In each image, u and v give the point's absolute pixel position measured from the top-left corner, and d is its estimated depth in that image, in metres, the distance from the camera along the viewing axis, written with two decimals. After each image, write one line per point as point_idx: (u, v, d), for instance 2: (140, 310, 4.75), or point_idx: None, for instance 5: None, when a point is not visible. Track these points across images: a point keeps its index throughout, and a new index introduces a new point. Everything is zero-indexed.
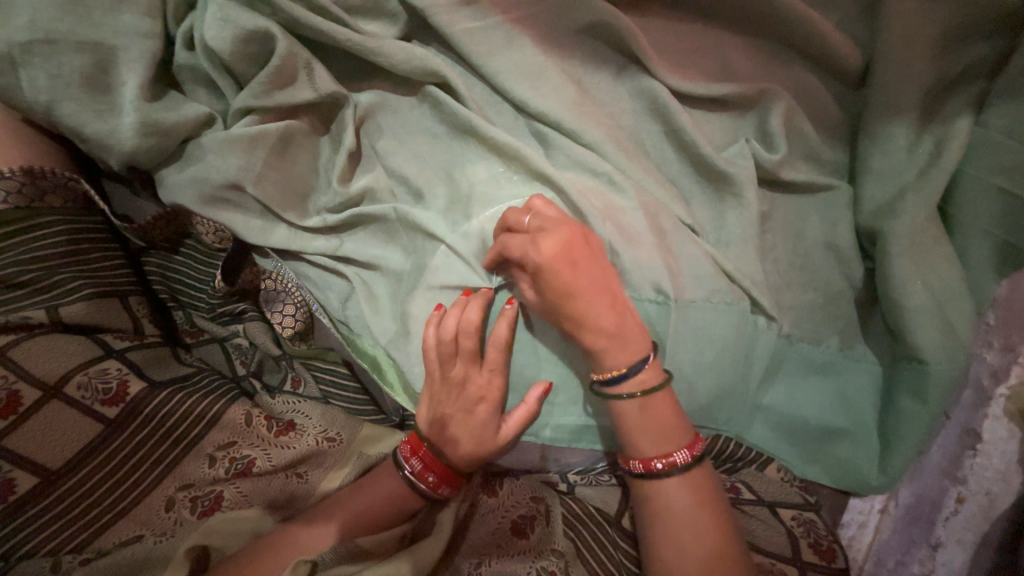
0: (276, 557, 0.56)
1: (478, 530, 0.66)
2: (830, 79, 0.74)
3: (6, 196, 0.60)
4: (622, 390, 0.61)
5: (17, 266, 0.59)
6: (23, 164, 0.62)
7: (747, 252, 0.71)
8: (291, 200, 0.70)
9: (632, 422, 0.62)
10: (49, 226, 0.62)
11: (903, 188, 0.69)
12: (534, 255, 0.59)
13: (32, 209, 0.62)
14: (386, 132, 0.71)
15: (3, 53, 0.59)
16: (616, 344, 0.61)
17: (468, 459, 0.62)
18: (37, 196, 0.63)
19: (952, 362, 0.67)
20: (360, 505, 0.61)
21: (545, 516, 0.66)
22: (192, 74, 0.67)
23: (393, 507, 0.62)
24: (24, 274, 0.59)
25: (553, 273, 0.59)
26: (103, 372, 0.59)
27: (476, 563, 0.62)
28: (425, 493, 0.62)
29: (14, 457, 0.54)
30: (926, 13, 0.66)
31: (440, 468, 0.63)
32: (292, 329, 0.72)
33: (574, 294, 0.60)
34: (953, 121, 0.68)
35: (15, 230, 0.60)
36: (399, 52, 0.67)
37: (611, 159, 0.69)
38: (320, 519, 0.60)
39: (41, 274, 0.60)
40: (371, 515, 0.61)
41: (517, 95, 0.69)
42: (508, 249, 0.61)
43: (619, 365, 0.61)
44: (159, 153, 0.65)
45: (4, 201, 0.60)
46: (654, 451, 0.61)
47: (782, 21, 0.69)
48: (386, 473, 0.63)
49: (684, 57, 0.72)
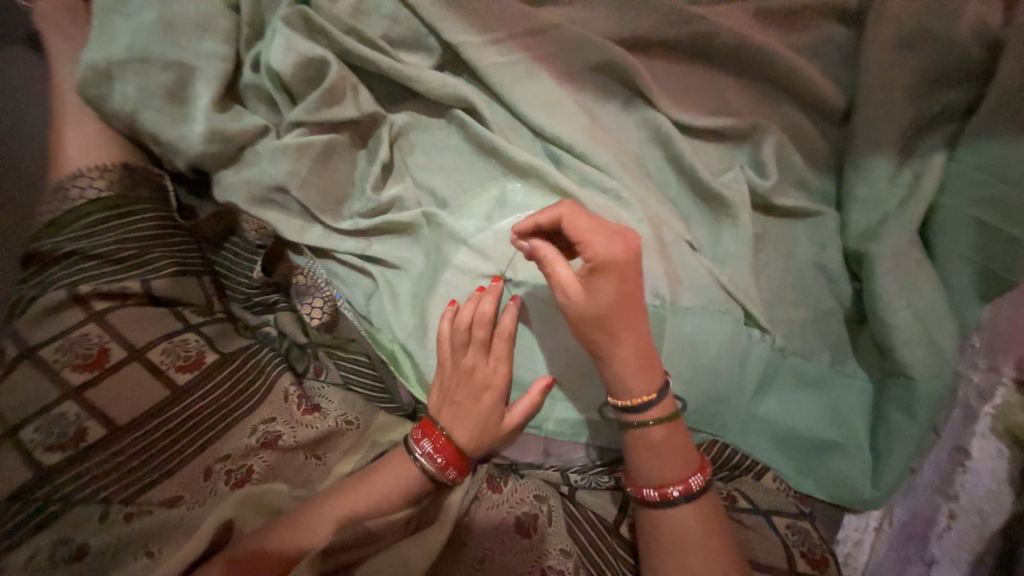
0: (294, 533, 0.59)
1: (482, 524, 0.67)
2: (817, 118, 0.82)
3: (109, 185, 0.71)
4: (642, 417, 0.64)
5: (115, 243, 0.68)
6: (122, 160, 0.74)
7: (742, 269, 0.77)
8: (328, 204, 0.78)
9: (650, 449, 0.65)
10: (141, 212, 0.72)
11: (886, 216, 0.75)
12: (600, 247, 0.59)
13: (130, 198, 0.72)
14: (418, 148, 0.80)
15: (104, 68, 0.70)
16: (632, 366, 0.63)
17: (472, 442, 0.67)
18: (132, 187, 0.73)
19: (938, 378, 0.71)
20: (377, 493, 0.64)
21: (547, 516, 0.68)
22: (254, 91, 0.77)
23: (406, 497, 0.65)
24: (122, 250, 0.68)
25: (602, 277, 0.60)
26: (183, 342, 0.67)
27: (482, 557, 0.65)
28: (433, 475, 0.65)
29: (92, 407, 0.60)
30: (901, 62, 0.74)
31: (448, 451, 0.66)
32: (318, 321, 0.78)
33: (613, 303, 0.61)
34: (927, 157, 0.75)
35: (115, 213, 0.70)
36: (434, 79, 0.77)
37: (618, 178, 0.77)
38: (337, 503, 0.62)
39: (136, 252, 0.69)
40: (384, 503, 0.64)
41: (535, 120, 0.77)
42: (569, 234, 0.60)
43: (635, 388, 0.64)
44: (220, 157, 0.75)
45: (106, 189, 0.70)
46: (669, 478, 0.64)
47: (774, 66, 0.78)
48: (399, 457, 0.66)
49: (685, 94, 0.80)
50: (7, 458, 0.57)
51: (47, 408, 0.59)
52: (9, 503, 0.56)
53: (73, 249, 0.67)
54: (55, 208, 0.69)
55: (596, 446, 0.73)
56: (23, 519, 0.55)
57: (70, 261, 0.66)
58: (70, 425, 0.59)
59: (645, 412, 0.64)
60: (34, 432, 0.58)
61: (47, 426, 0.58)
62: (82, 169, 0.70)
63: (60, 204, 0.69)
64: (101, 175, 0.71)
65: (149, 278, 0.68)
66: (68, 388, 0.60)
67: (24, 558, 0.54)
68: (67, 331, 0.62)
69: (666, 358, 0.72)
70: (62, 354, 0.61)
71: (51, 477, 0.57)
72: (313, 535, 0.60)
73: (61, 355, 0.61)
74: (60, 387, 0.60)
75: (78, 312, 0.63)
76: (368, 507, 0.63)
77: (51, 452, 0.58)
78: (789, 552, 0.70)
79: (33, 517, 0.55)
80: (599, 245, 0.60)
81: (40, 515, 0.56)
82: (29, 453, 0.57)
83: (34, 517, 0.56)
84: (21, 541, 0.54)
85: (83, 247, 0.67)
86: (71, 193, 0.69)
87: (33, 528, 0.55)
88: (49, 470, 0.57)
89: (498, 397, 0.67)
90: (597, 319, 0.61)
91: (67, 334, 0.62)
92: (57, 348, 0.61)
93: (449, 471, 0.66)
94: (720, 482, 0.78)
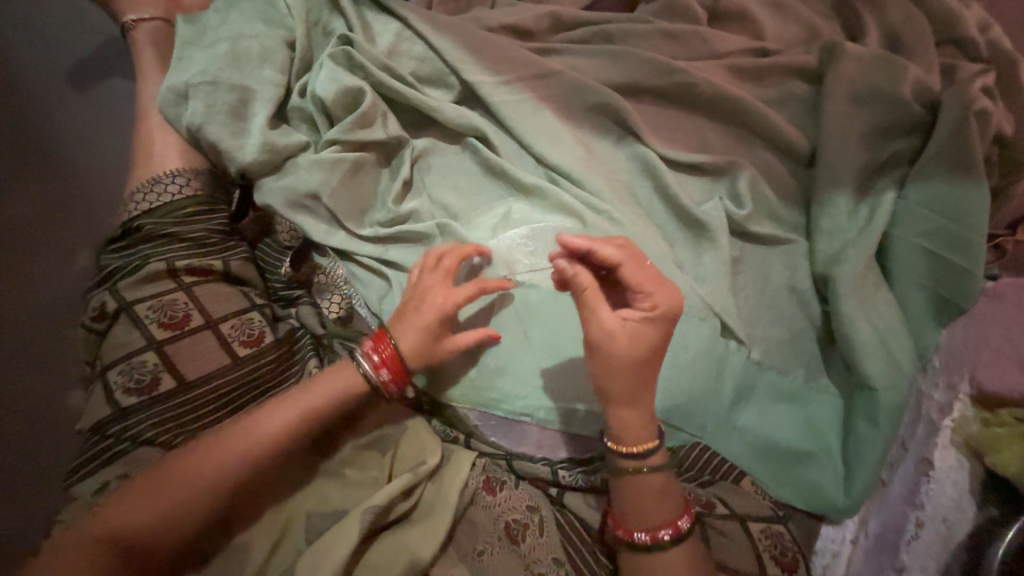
0: (271, 431, 0.69)
1: (478, 523, 0.72)
2: (786, 159, 0.92)
3: (201, 185, 0.86)
4: (642, 463, 0.68)
5: (205, 232, 0.82)
6: (213, 164, 0.89)
7: (721, 286, 0.85)
8: (353, 212, 0.87)
9: (645, 494, 0.68)
10: (221, 210, 0.87)
11: (846, 245, 0.84)
12: (664, 300, 0.66)
13: (215, 197, 0.87)
14: (435, 169, 0.91)
15: (180, 90, 0.85)
16: (639, 409, 0.68)
17: (413, 356, 0.74)
18: (213, 189, 0.88)
19: (899, 390, 0.77)
20: (310, 408, 0.71)
21: (538, 527, 0.72)
22: (299, 114, 0.89)
23: (336, 414, 0.73)
24: (210, 238, 0.82)
25: (650, 328, 0.66)
26: (250, 320, 0.79)
27: (478, 551, 0.70)
28: (370, 377, 0.74)
29: (168, 362, 0.72)
30: (855, 114, 0.87)
31: (390, 360, 0.74)
32: (335, 314, 0.86)
33: (652, 351, 0.66)
34: (882, 195, 0.86)
35: (204, 207, 0.84)
36: (452, 112, 0.89)
37: (608, 202, 0.87)
38: (277, 414, 0.70)
39: (219, 240, 0.83)
40: (315, 417, 0.71)
41: (538, 150, 0.89)
42: (635, 279, 0.66)
43: (639, 435, 0.68)
44: (264, 167, 0.85)
45: (199, 188, 0.85)
46: (660, 523, 0.67)
47: (748, 112, 0.90)
48: (349, 371, 0.75)
49: (671, 134, 0.92)
50: (97, 396, 0.70)
51: (131, 356, 0.71)
52: (94, 432, 0.69)
53: (168, 232, 0.80)
54: (150, 198, 0.82)
55: (584, 438, 0.77)
56: (102, 448, 0.68)
57: (160, 242, 0.79)
58: (147, 373, 0.70)
59: (646, 459, 0.68)
60: (118, 375, 0.70)
61: (128, 373, 0.70)
62: (177, 169, 0.84)
63: (156, 194, 0.82)
64: (194, 176, 0.85)
65: (225, 261, 0.82)
66: (151, 342, 0.72)
67: (102, 478, 0.66)
68: (159, 296, 0.75)
69: None
70: (155, 314, 0.73)
71: (128, 416, 0.68)
72: (279, 433, 0.69)
73: (151, 313, 0.73)
74: (144, 341, 0.72)
75: (170, 283, 0.76)
76: (302, 420, 0.71)
77: (128, 396, 0.69)
78: (761, 557, 0.73)
79: (110, 447, 0.67)
80: (657, 297, 0.66)
81: (116, 447, 0.68)
82: (112, 394, 0.69)
83: (111, 447, 0.67)
84: (102, 465, 0.67)
85: (173, 233, 0.80)
86: (167, 187, 0.83)
87: (109, 456, 0.67)
88: (127, 410, 0.69)
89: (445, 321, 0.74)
90: (630, 361, 0.66)
91: (160, 297, 0.75)
92: (149, 308, 0.74)
93: (387, 380, 0.74)
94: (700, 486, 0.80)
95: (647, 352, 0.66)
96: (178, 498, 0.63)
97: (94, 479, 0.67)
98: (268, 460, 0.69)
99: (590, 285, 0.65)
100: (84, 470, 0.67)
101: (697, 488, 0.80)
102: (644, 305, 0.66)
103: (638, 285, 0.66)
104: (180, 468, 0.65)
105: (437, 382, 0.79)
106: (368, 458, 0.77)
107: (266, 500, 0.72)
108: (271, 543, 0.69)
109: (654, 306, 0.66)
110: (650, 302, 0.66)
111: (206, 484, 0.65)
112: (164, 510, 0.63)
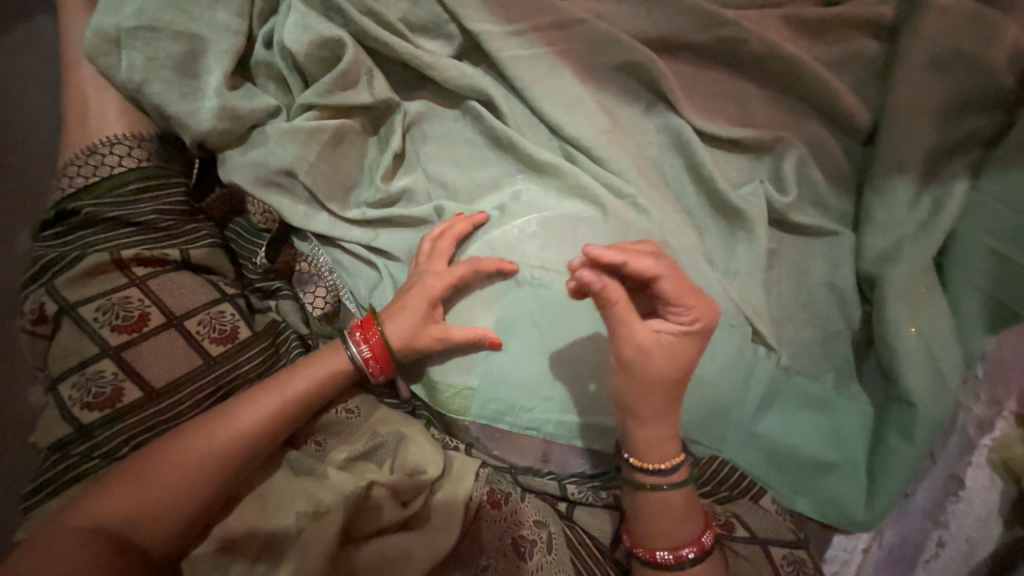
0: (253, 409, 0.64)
1: (483, 538, 0.67)
2: (840, 134, 0.80)
3: (149, 155, 0.73)
4: (662, 481, 0.63)
5: (157, 213, 0.71)
6: (159, 129, 0.76)
7: (753, 284, 0.75)
8: (335, 190, 0.76)
9: (667, 511, 0.63)
10: (175, 186, 0.75)
11: (902, 239, 0.74)
12: (702, 316, 0.58)
13: (167, 170, 0.75)
14: (430, 140, 0.78)
15: (114, 36, 0.70)
16: (659, 426, 0.62)
17: (395, 338, 0.68)
18: (166, 159, 0.76)
19: (939, 405, 0.71)
20: (293, 390, 0.67)
21: (546, 544, 0.66)
22: (266, 69, 0.76)
23: (328, 393, 0.69)
24: (164, 220, 0.72)
25: (686, 344, 0.59)
26: (220, 314, 0.71)
27: (483, 567, 0.65)
28: (353, 357, 0.69)
29: (129, 370, 0.63)
30: (930, 83, 0.73)
31: (372, 340, 0.69)
32: (321, 311, 0.78)
33: (683, 366, 0.59)
34: (950, 183, 0.74)
35: (154, 184, 0.73)
36: (451, 69, 0.75)
37: (634, 184, 0.75)
38: (260, 398, 0.66)
39: (176, 223, 0.73)
40: (301, 400, 0.67)
41: (553, 119, 0.75)
42: (673, 293, 0.57)
43: (658, 452, 0.63)
44: (228, 135, 0.74)
45: (147, 159, 0.73)
46: (684, 540, 0.62)
47: (801, 77, 0.76)
48: (337, 348, 0.71)
49: (708, 101, 0.78)
50: (51, 412, 0.62)
51: (85, 365, 0.62)
52: (52, 451, 0.61)
53: (113, 215, 0.69)
54: (88, 172, 0.70)
55: (593, 451, 0.72)
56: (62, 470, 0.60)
57: (107, 227, 0.68)
58: (105, 384, 0.62)
59: (668, 476, 0.63)
60: (71, 388, 0.62)
61: (83, 385, 0.62)
62: (118, 137, 0.72)
63: (95, 168, 0.70)
64: (139, 144, 0.73)
65: (185, 248, 0.72)
66: (106, 348, 0.63)
67: (63, 503, 0.59)
68: (109, 294, 0.65)
69: None
70: (107, 316, 0.64)
71: (90, 433, 0.61)
72: (263, 411, 0.65)
73: (100, 315, 0.64)
74: (97, 346, 0.63)
75: (120, 277, 0.66)
76: (285, 402, 0.66)
77: (87, 410, 0.61)
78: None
79: (74, 468, 0.60)
80: (700, 313, 0.58)
81: (81, 466, 0.61)
82: (68, 410, 0.61)
83: (75, 468, 0.60)
84: (64, 488, 0.60)
85: (120, 216, 0.69)
86: (107, 159, 0.70)
87: (72, 478, 0.60)
88: (88, 427, 0.61)
89: (434, 306, 0.68)
90: (655, 376, 0.59)
91: (111, 295, 0.65)
92: (97, 308, 0.64)
93: (374, 368, 0.70)
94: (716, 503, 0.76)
95: (675, 368, 0.59)
96: (155, 487, 0.59)
97: (53, 505, 0.59)
98: (250, 447, 0.63)
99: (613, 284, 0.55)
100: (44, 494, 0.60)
101: (714, 506, 0.75)
102: (679, 321, 0.58)
103: (677, 299, 0.57)
104: (152, 457, 0.60)
105: (435, 391, 0.72)
106: (364, 466, 0.68)
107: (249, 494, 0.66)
108: (253, 555, 0.62)
109: (692, 322, 0.58)
110: (685, 318, 0.58)
111: (184, 473, 0.60)
112: (139, 505, 0.58)
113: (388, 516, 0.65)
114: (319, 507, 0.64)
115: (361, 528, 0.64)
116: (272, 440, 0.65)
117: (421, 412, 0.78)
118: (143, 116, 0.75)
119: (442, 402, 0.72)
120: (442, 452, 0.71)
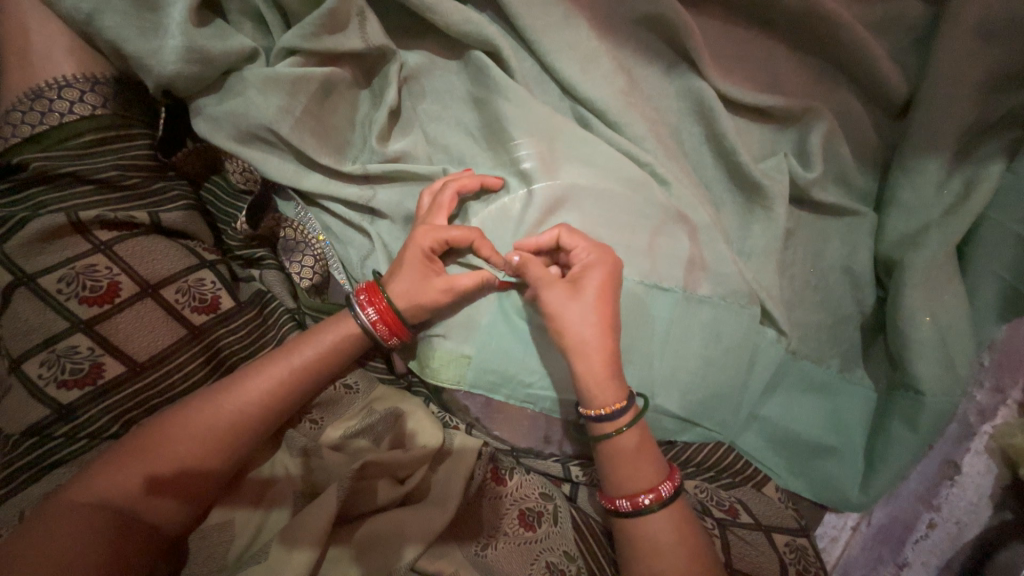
0: (251, 381, 0.60)
1: (488, 515, 0.64)
2: (871, 106, 0.75)
3: (104, 102, 0.65)
4: (613, 425, 0.60)
5: (119, 171, 0.64)
6: (114, 74, 0.67)
7: (768, 265, 0.71)
8: (327, 148, 0.69)
9: (622, 457, 0.60)
10: (135, 139, 0.67)
11: (929, 223, 0.71)
12: (595, 275, 0.60)
13: (126, 121, 0.67)
14: (431, 96, 0.71)
15: None
16: (600, 355, 0.59)
17: (405, 297, 0.63)
18: (124, 108, 0.67)
19: (947, 395, 0.69)
20: (298, 362, 0.62)
21: (552, 516, 0.65)
22: (240, 5, 0.68)
23: (339, 365, 0.65)
24: (128, 179, 0.65)
25: (585, 278, 0.60)
26: (199, 282, 0.64)
27: (482, 544, 0.62)
28: (363, 324, 0.64)
29: (106, 343, 0.58)
30: (976, 51, 0.67)
31: (381, 307, 0.63)
32: (309, 282, 0.72)
33: (585, 283, 0.60)
34: (985, 164, 0.70)
35: (110, 138, 0.65)
36: (455, 12, 0.66)
37: (652, 154, 0.69)
38: (262, 369, 0.61)
39: (142, 181, 0.66)
40: (304, 374, 0.62)
41: (566, 77, 0.68)
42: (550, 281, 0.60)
43: (605, 391, 0.59)
44: (199, 81, 0.66)
45: (103, 107, 0.65)
46: (642, 486, 0.59)
47: (835, 39, 0.70)
48: (345, 319, 0.65)
49: (733, 63, 0.72)
50: (15, 395, 0.56)
51: (55, 340, 0.57)
52: (25, 435, 0.56)
53: (67, 171, 0.61)
54: (36, 118, 0.62)
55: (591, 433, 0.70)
56: (40, 455, 0.56)
57: (61, 185, 0.61)
58: (82, 360, 0.57)
59: (615, 420, 0.59)
60: (41, 367, 0.56)
61: (56, 362, 0.56)
62: (66, 80, 0.63)
63: (42, 116, 0.62)
64: (92, 88, 0.64)
65: (154, 210, 0.65)
66: (75, 322, 0.57)
67: (48, 488, 0.54)
68: (72, 261, 0.59)
69: (679, 350, 0.67)
70: (72, 287, 0.58)
71: (71, 414, 0.56)
72: (263, 383, 0.60)
73: (65, 286, 0.58)
74: (67, 321, 0.57)
75: (82, 242, 0.60)
76: (292, 372, 0.62)
77: (65, 390, 0.56)
78: (787, 569, 0.65)
79: (55, 452, 0.56)
80: (586, 254, 0.61)
81: (64, 449, 0.56)
82: (39, 391, 0.56)
83: (56, 452, 0.56)
84: (44, 474, 0.55)
85: (75, 172, 0.62)
86: (56, 106, 0.62)
87: (53, 462, 0.56)
88: (68, 407, 0.56)
89: (432, 257, 0.64)
90: (574, 295, 0.59)
91: (73, 263, 0.58)
92: (60, 279, 0.58)
93: (383, 333, 0.64)
94: (723, 490, 0.73)
95: (577, 288, 0.60)
96: (150, 469, 0.55)
97: (32, 494, 0.54)
98: (251, 422, 0.59)
99: (567, 228, 0.61)
100: (11, 486, 0.54)
101: (717, 490, 0.72)
102: (579, 261, 0.61)
103: (577, 270, 0.61)
104: (146, 436, 0.56)
105: (431, 366, 0.68)
106: (359, 446, 0.65)
107: (251, 472, 0.63)
108: (252, 533, 0.59)
109: (587, 259, 0.61)
110: (584, 256, 0.61)
111: (182, 451, 0.56)
112: (129, 486, 0.54)
113: (381, 494, 0.61)
114: (314, 487, 0.62)
115: (356, 507, 0.61)
116: (273, 417, 0.61)
117: (418, 388, 0.75)
118: (98, 56, 0.66)
119: (433, 373, 0.68)
120: (442, 431, 0.66)
